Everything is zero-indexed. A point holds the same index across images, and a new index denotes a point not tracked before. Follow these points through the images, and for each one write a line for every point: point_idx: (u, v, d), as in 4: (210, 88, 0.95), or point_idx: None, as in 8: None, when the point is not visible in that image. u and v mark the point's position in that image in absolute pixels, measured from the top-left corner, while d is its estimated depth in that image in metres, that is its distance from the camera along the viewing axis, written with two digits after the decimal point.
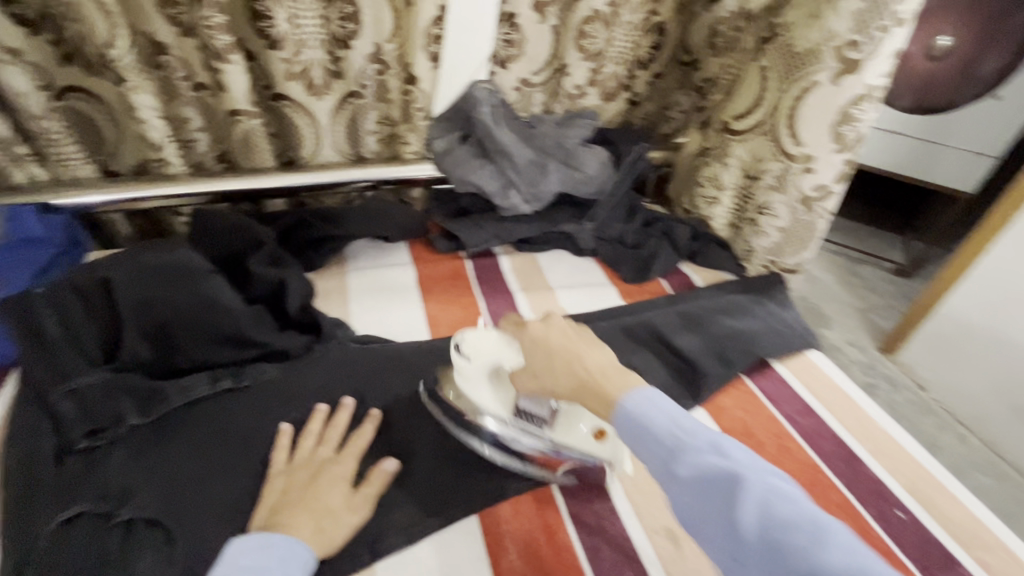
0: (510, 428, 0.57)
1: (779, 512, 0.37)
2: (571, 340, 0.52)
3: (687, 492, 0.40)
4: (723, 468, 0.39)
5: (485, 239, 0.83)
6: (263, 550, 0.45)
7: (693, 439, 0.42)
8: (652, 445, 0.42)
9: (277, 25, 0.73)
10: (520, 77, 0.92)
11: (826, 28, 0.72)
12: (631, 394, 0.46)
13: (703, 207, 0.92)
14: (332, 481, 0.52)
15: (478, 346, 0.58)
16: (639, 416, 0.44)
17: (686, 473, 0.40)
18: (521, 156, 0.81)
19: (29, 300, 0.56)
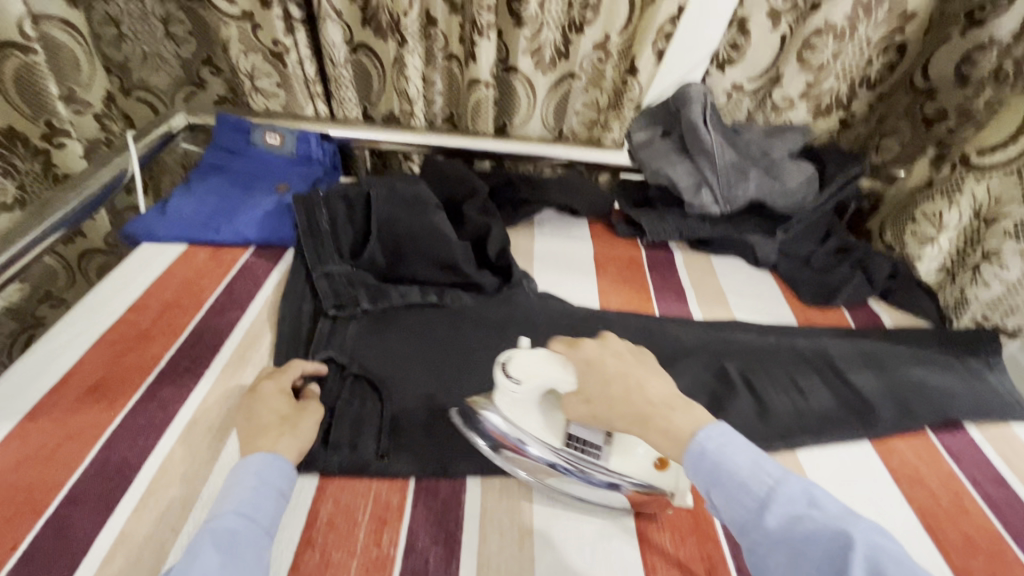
0: (563, 459, 0.51)
1: (887, 566, 0.34)
2: (626, 365, 0.50)
3: (772, 549, 0.38)
4: (820, 520, 0.37)
5: (667, 232, 0.87)
6: (241, 471, 0.45)
7: (785, 487, 0.40)
8: (736, 489, 0.41)
9: (528, 7, 0.83)
10: (734, 82, 0.93)
11: None
12: (707, 427, 0.44)
13: (912, 246, 0.83)
14: (270, 391, 0.54)
15: (531, 365, 0.51)
16: (718, 456, 0.42)
17: (777, 523, 0.38)
18: (724, 158, 0.83)
19: (314, 199, 0.75)
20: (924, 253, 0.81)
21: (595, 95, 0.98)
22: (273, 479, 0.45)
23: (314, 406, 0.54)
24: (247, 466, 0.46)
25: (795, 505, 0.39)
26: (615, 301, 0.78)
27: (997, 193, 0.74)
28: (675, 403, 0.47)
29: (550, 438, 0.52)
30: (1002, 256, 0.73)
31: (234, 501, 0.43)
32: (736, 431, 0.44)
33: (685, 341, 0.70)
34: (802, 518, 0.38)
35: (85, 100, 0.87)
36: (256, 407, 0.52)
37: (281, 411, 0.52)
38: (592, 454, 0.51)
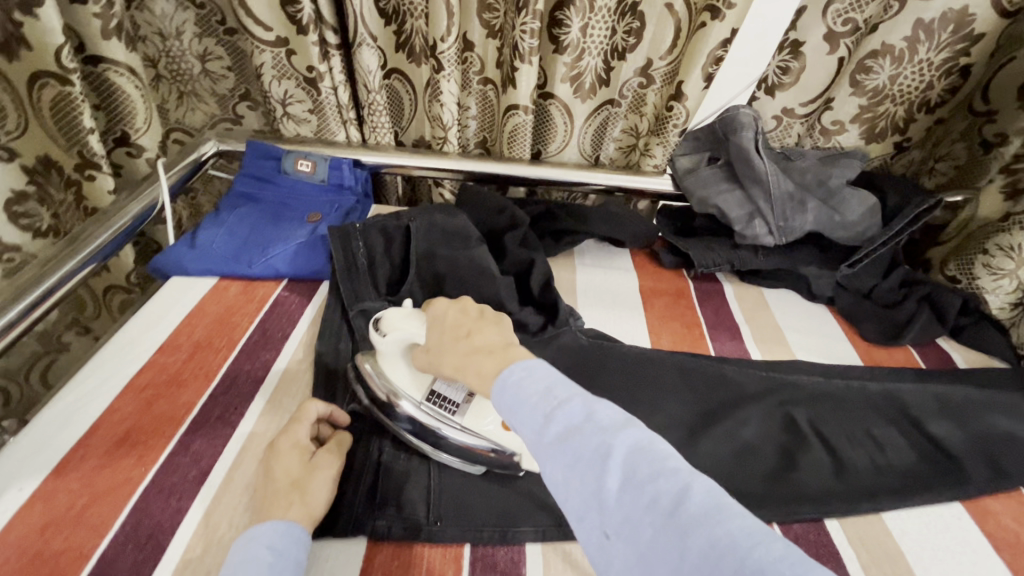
0: (420, 410, 0.53)
1: (642, 472, 0.33)
2: (465, 319, 0.48)
3: (554, 468, 0.35)
4: (593, 434, 0.35)
5: (716, 262, 0.82)
6: (249, 543, 0.41)
7: (567, 403, 0.37)
8: (527, 415, 0.37)
9: (570, 33, 0.80)
10: (783, 106, 0.89)
11: None
12: (512, 364, 0.41)
13: (983, 280, 0.78)
14: (284, 445, 0.49)
15: (395, 322, 0.55)
16: (516, 383, 0.39)
17: (556, 439, 0.35)
18: (779, 187, 0.78)
19: (349, 231, 0.71)
20: (996, 286, 0.77)
21: (634, 120, 0.95)
22: (292, 548, 0.42)
23: (327, 460, 0.49)
24: (258, 538, 0.41)
25: (571, 421, 0.36)
26: (666, 338, 0.74)
27: None
28: (496, 349, 0.44)
29: (409, 392, 0.54)
30: None
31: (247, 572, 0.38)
32: (544, 363, 0.41)
33: (747, 385, 0.65)
34: (576, 433, 0.35)
35: (139, 144, 0.87)
36: (274, 465, 0.48)
37: (295, 465, 0.48)
38: (451, 411, 0.53)
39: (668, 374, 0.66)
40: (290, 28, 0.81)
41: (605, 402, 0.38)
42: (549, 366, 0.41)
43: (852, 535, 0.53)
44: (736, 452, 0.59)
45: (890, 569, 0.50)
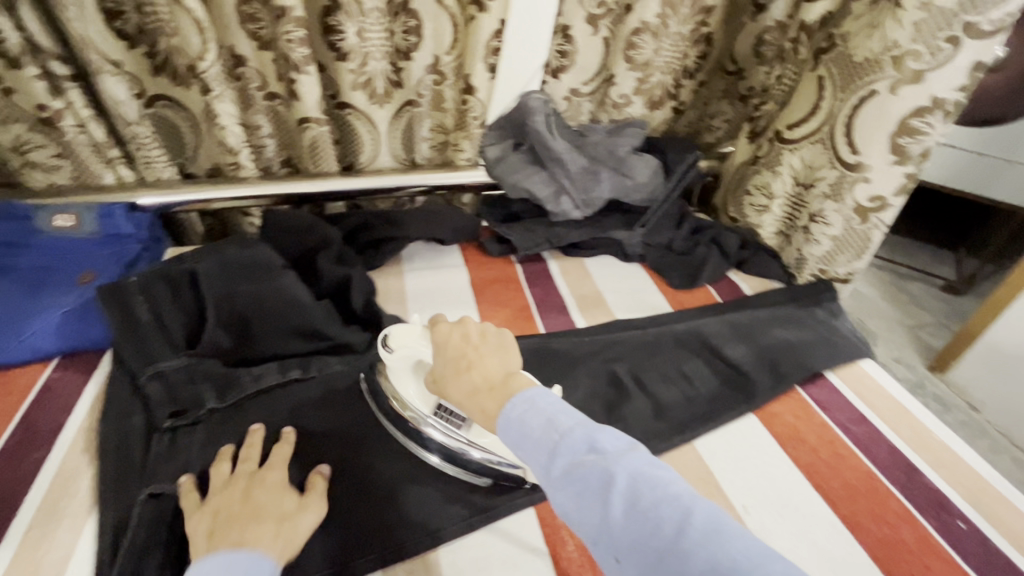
0: (430, 425, 0.56)
1: (642, 498, 0.35)
2: (467, 346, 0.50)
3: (565, 499, 0.37)
4: (595, 464, 0.37)
5: (536, 244, 0.86)
6: (236, 571, 0.42)
7: (569, 436, 0.39)
8: (533, 449, 0.40)
9: (347, 39, 0.79)
10: (571, 87, 0.95)
11: (885, 38, 0.67)
12: (513, 397, 0.43)
13: (753, 215, 0.91)
14: (265, 489, 0.49)
15: (401, 338, 0.56)
16: (519, 418, 0.42)
17: (561, 472, 0.38)
18: (574, 163, 0.83)
19: (124, 287, 0.62)
20: (763, 220, 0.90)
21: (439, 117, 0.95)
22: None
23: (316, 502, 0.50)
24: (223, 562, 0.42)
25: (577, 452, 0.38)
26: (496, 326, 0.75)
27: (809, 162, 0.80)
28: (497, 380, 0.46)
29: (420, 407, 0.56)
30: (825, 218, 0.80)
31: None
32: (544, 392, 0.43)
33: (571, 353, 0.69)
34: (582, 465, 0.37)
35: None
36: (260, 504, 0.48)
37: (276, 502, 0.49)
38: (457, 425, 0.55)
39: None
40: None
41: (607, 429, 0.40)
42: (547, 395, 0.43)
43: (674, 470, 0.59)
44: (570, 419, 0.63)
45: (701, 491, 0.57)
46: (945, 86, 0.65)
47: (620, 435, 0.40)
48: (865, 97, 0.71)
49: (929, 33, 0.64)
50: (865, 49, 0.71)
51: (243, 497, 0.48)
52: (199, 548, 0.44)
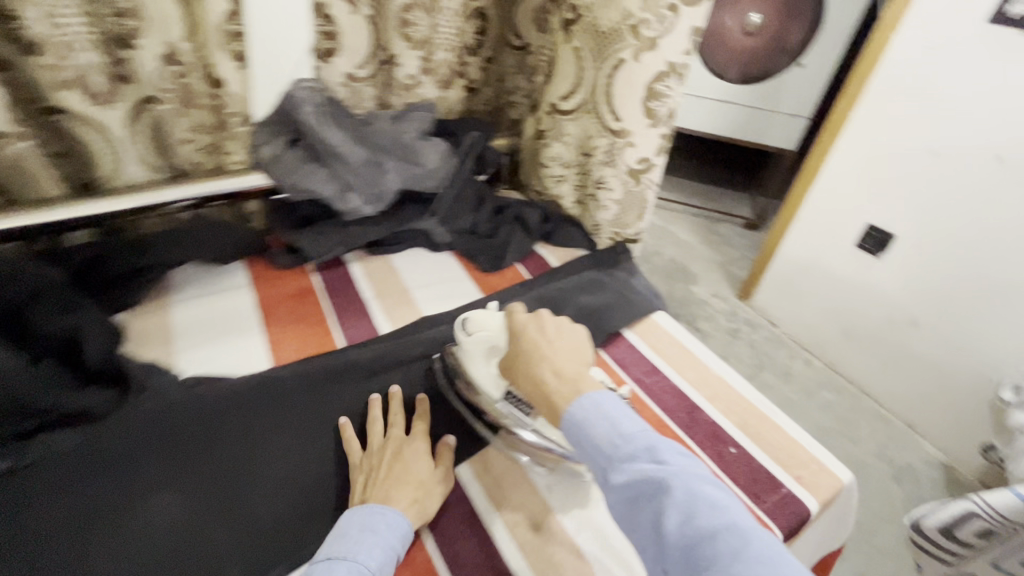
0: (503, 409, 0.61)
1: (697, 518, 0.40)
2: (546, 338, 0.55)
3: (620, 502, 0.44)
4: (655, 476, 0.42)
5: (330, 248, 0.78)
6: (364, 532, 0.48)
7: (632, 443, 0.45)
8: (592, 450, 0.46)
9: (31, 29, 0.62)
10: (346, 71, 0.88)
11: (621, 8, 0.71)
12: (580, 398, 0.48)
13: (553, 187, 0.93)
14: (413, 453, 0.56)
15: (483, 323, 0.65)
16: (583, 420, 0.47)
17: (620, 480, 0.43)
18: (357, 156, 0.77)
19: None
20: (561, 190, 0.93)
21: (197, 115, 0.80)
22: (394, 540, 0.48)
23: (444, 470, 0.57)
24: (368, 517, 0.49)
25: (638, 458, 0.44)
26: (288, 348, 0.68)
27: (584, 132, 0.84)
28: (569, 372, 0.52)
29: (490, 392, 0.62)
30: (607, 183, 0.85)
31: (361, 549, 0.47)
32: (608, 397, 0.48)
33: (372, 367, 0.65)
34: (641, 473, 0.43)
35: None
36: (407, 465, 0.55)
37: (423, 462, 0.56)
38: (525, 412, 0.61)
39: (291, 395, 0.61)
40: None
41: (668, 442, 0.45)
42: (614, 399, 0.48)
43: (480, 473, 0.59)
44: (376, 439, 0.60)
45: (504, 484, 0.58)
46: (672, 51, 0.71)
47: (680, 449, 0.45)
48: (616, 65, 0.75)
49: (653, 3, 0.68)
50: (608, 19, 0.74)
51: (397, 466, 0.55)
52: (357, 498, 0.53)
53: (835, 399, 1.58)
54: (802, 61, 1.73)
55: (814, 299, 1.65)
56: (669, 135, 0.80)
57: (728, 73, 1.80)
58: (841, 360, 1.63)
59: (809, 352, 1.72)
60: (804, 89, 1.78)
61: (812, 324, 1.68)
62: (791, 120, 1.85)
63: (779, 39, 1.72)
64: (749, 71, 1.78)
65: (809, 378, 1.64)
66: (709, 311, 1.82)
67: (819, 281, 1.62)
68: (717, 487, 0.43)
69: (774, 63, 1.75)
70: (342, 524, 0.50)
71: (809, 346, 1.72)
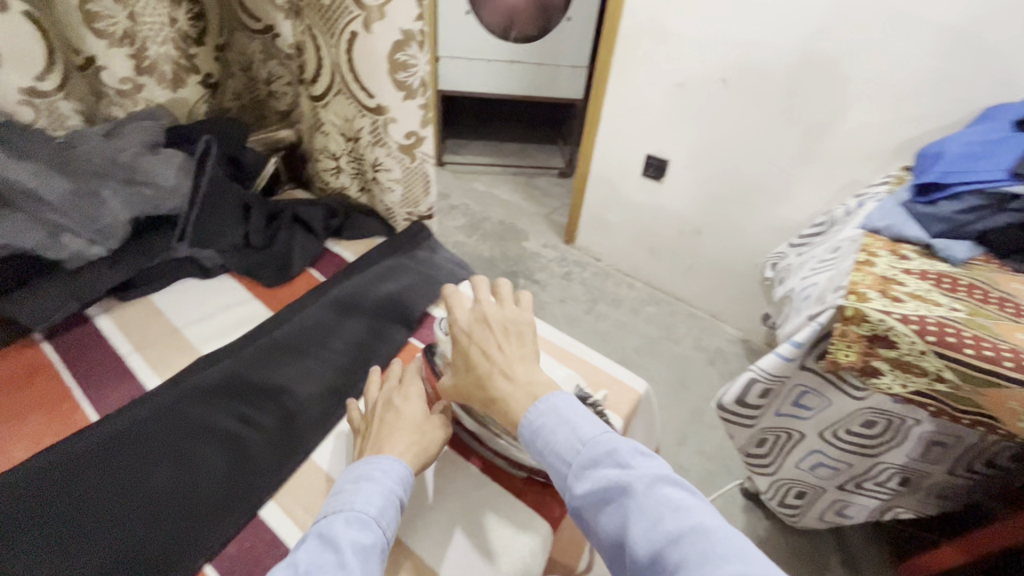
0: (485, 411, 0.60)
1: (660, 520, 0.39)
2: (489, 336, 0.54)
3: (588, 513, 0.43)
4: (616, 478, 0.41)
5: (55, 308, 0.62)
6: (363, 480, 0.48)
7: (593, 447, 0.44)
8: (554, 460, 0.45)
9: None
10: (21, 87, 0.69)
11: None
12: (541, 402, 0.48)
13: (332, 179, 0.89)
14: (405, 401, 0.57)
15: (463, 323, 0.62)
16: (545, 428, 0.46)
17: (583, 489, 0.43)
18: (55, 190, 0.62)
19: None
20: (342, 181, 0.89)
21: None
22: (394, 484, 0.49)
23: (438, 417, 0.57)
24: (360, 469, 0.49)
25: (600, 462, 0.43)
26: (24, 444, 0.54)
27: (341, 115, 0.80)
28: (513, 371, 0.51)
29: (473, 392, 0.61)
30: (382, 164, 0.81)
31: (358, 497, 0.47)
32: (571, 401, 0.48)
33: (140, 430, 0.55)
34: (602, 478, 0.42)
35: None
36: (397, 414, 0.55)
37: (412, 409, 0.56)
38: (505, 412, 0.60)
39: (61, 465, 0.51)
40: None
41: (632, 442, 0.44)
42: (576, 406, 0.48)
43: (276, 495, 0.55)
44: (160, 506, 0.51)
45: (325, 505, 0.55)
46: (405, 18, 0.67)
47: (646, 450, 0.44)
48: (351, 39, 0.71)
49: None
50: None
51: (386, 424, 0.55)
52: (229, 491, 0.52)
53: (657, 311, 1.80)
54: (569, 16, 1.83)
55: (624, 230, 1.84)
56: (428, 106, 0.77)
57: (509, 35, 1.87)
58: (656, 276, 1.86)
59: (631, 276, 1.92)
60: (579, 44, 1.91)
61: (627, 252, 1.88)
62: (573, 71, 1.97)
63: None
64: (527, 30, 1.85)
65: (635, 299, 1.83)
66: (542, 263, 1.92)
67: (623, 213, 1.81)
68: (682, 486, 0.42)
69: (548, 21, 1.83)
70: (339, 478, 0.50)
71: (629, 271, 1.92)
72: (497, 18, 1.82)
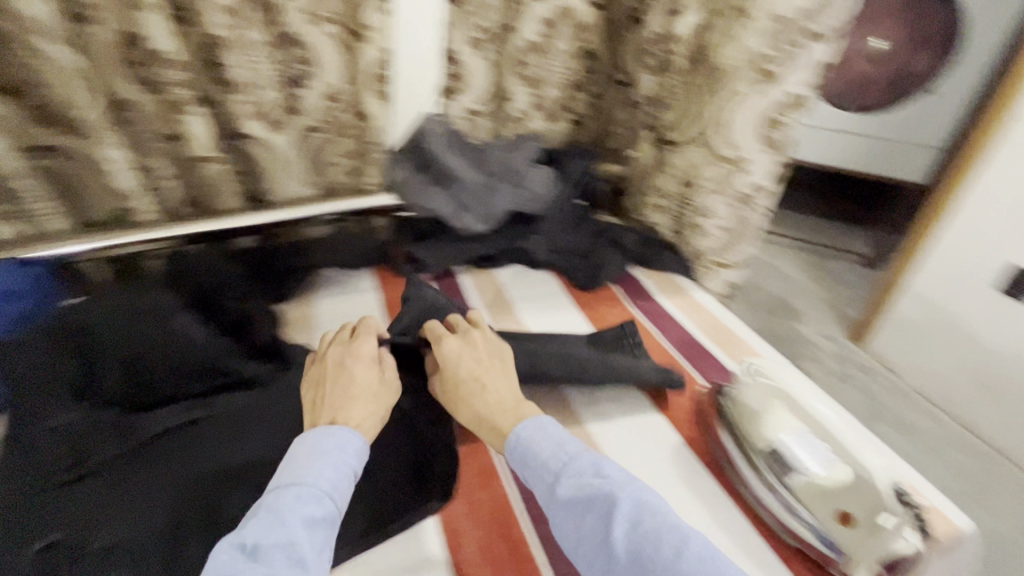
0: (760, 459, 0.56)
1: (647, 524, 0.43)
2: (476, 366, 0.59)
3: (565, 516, 0.47)
4: (601, 487, 0.46)
5: (444, 258, 0.89)
6: (320, 442, 0.50)
7: (580, 459, 0.49)
8: (538, 468, 0.49)
9: (234, 71, 0.80)
10: (467, 107, 1.00)
11: (743, 46, 0.77)
12: (527, 421, 0.52)
13: (653, 214, 0.99)
14: (355, 364, 0.59)
15: (773, 376, 0.61)
16: (529, 441, 0.51)
17: (566, 492, 0.47)
18: (472, 179, 0.88)
19: (8, 350, 0.62)
20: (659, 219, 0.98)
21: (346, 143, 0.97)
22: (348, 455, 0.50)
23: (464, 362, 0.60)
24: (313, 439, 0.50)
25: (586, 474, 0.47)
26: None
27: (688, 162, 0.90)
28: (510, 401, 0.56)
29: (755, 439, 0.57)
30: (712, 210, 0.89)
31: (315, 472, 0.48)
32: (551, 419, 0.52)
33: None
34: (587, 485, 0.46)
35: None
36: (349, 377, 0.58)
37: (381, 391, 0.58)
38: (784, 471, 0.55)
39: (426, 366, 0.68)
40: None
41: (610, 459, 0.49)
42: (556, 424, 0.52)
43: None
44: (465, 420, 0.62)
45: None
46: (794, 84, 0.76)
47: (622, 466, 0.49)
48: (730, 95, 0.81)
49: (780, 40, 0.74)
50: (727, 57, 0.80)
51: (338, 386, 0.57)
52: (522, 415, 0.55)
53: (969, 464, 1.20)
54: (932, 88, 1.48)
55: (945, 351, 1.30)
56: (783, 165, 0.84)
57: (844, 103, 1.54)
58: (990, 428, 1.24)
59: (944, 412, 1.32)
60: (936, 118, 1.53)
61: (936, 379, 1.33)
62: (917, 149, 1.59)
63: (896, 62, 1.45)
64: (868, 100, 1.52)
65: (958, 456, 1.20)
66: (817, 355, 1.46)
67: (952, 330, 1.28)
68: (660, 497, 0.47)
69: (891, 92, 1.50)
70: (296, 444, 0.50)
71: (944, 404, 1.33)
72: (840, 84, 1.51)
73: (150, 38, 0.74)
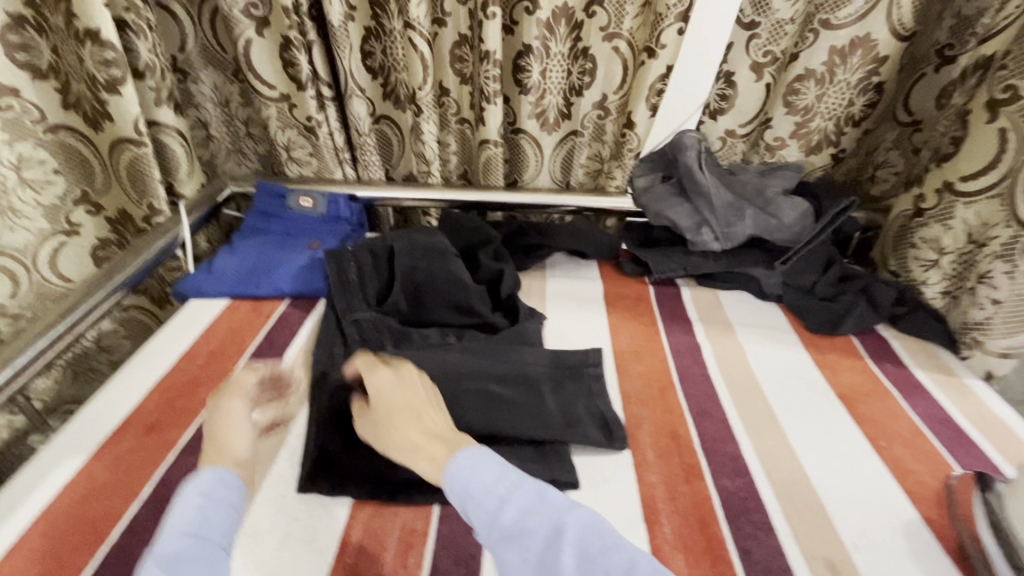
0: None
1: (594, 553, 0.40)
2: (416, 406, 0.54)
3: (505, 549, 0.42)
4: (549, 514, 0.43)
5: (672, 269, 0.92)
6: (202, 498, 0.45)
7: (520, 487, 0.45)
8: (479, 497, 0.45)
9: (531, 78, 0.92)
10: (726, 128, 1.01)
11: None
12: (460, 451, 0.48)
13: (917, 271, 0.84)
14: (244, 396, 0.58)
15: None
16: (465, 471, 0.46)
17: (510, 522, 0.43)
18: (721, 198, 0.87)
19: (342, 254, 0.83)
20: (927, 277, 0.83)
21: (597, 147, 1.06)
22: (226, 492, 0.47)
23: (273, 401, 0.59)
24: (189, 492, 0.46)
25: (529, 503, 0.44)
26: (625, 334, 0.82)
27: (984, 216, 0.75)
28: (447, 439, 0.51)
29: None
30: (992, 278, 0.73)
31: (177, 520, 0.43)
32: (491, 455, 0.48)
33: (686, 372, 0.75)
34: (533, 514, 0.43)
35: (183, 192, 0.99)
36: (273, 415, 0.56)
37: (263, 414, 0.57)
38: None
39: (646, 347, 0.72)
40: (291, 87, 0.95)
41: (552, 488, 0.45)
42: (490, 456, 0.48)
43: (776, 480, 0.60)
44: None
45: (810, 518, 0.56)
46: None
47: (562, 496, 0.45)
48: None
49: None
50: None
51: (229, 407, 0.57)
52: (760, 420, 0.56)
53: None
54: None
55: None
56: None
57: None
58: None
59: None
60: None
61: None
62: None
63: None
64: None
65: None
66: None
67: None
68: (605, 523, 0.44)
69: None
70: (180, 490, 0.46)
71: None
72: None
73: (486, 41, 0.85)
